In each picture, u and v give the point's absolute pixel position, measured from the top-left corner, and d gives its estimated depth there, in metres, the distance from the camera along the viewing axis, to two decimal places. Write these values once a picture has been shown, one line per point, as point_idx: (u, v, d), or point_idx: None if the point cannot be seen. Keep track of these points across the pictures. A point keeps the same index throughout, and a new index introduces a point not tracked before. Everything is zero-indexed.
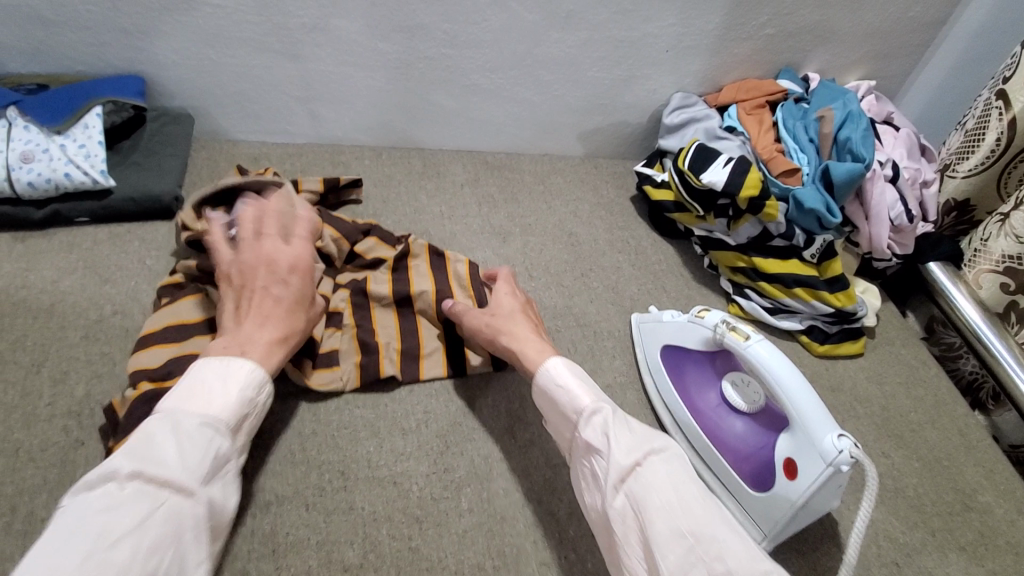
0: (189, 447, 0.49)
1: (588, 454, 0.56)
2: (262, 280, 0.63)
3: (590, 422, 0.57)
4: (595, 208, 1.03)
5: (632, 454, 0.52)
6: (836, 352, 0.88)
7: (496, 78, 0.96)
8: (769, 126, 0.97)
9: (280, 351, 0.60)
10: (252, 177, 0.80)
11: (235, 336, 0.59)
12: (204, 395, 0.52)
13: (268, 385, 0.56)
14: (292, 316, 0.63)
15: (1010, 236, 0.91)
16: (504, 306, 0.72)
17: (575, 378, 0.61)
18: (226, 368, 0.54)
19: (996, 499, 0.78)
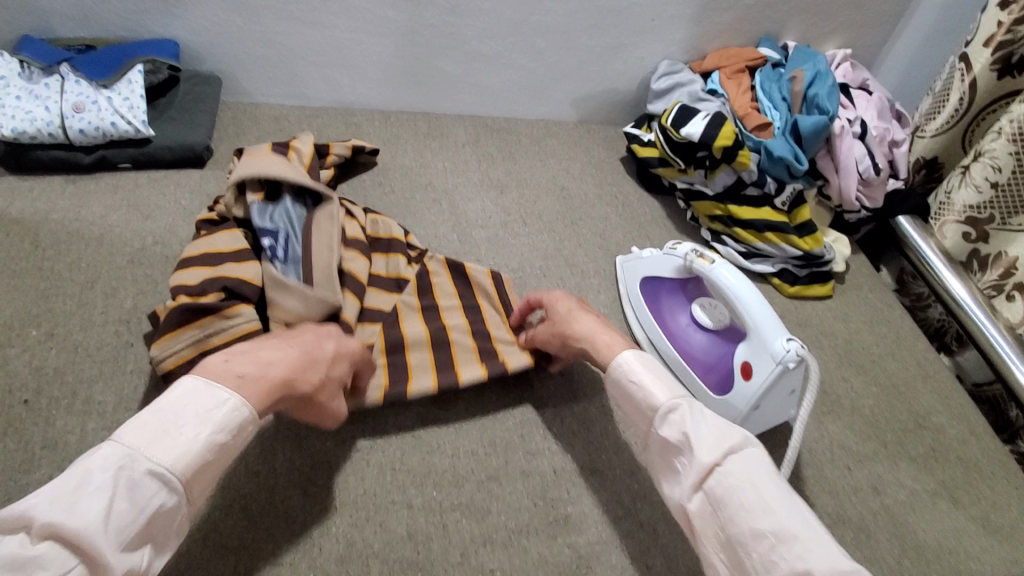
0: (123, 502, 0.43)
1: (668, 451, 0.55)
2: (311, 333, 0.62)
3: (664, 420, 0.55)
4: (586, 166, 1.12)
5: (713, 454, 0.51)
6: (806, 293, 0.96)
7: (495, 45, 1.05)
8: (747, 88, 1.05)
9: (274, 394, 0.54)
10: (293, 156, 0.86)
11: (250, 354, 0.55)
12: (163, 439, 0.46)
13: (240, 427, 0.50)
14: (307, 366, 0.58)
15: (971, 188, 0.98)
16: (562, 317, 0.71)
17: (650, 374, 0.59)
18: (206, 406, 0.49)
19: (949, 420, 0.85)
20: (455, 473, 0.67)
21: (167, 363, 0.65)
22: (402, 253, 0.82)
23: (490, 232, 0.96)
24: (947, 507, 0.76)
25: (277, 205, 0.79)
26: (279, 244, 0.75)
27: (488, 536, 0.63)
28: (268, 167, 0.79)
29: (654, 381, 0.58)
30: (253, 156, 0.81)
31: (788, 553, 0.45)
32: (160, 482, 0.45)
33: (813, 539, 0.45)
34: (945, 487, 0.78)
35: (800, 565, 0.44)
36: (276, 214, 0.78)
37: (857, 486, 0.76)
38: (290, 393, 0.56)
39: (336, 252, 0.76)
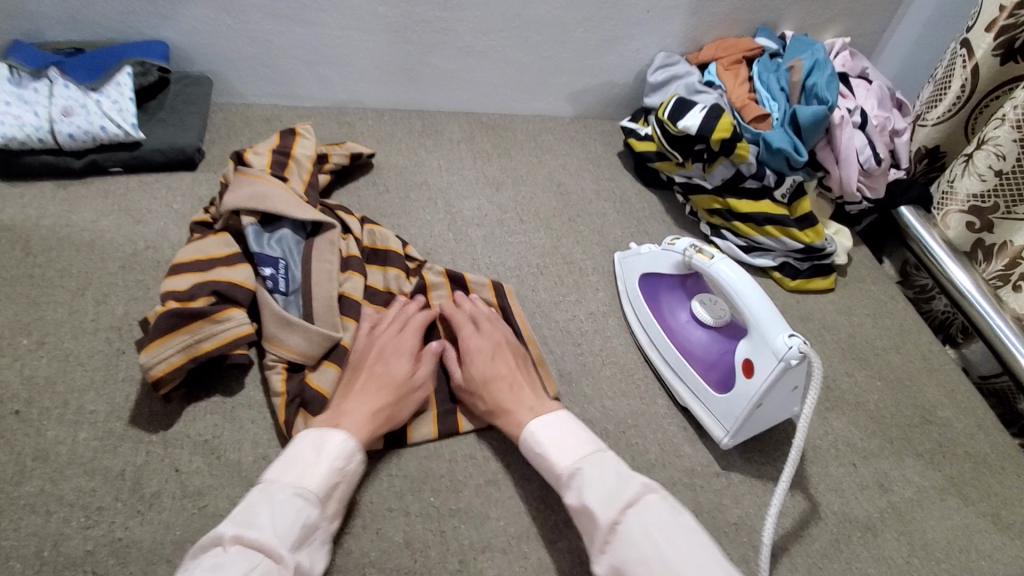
0: (283, 514, 0.52)
1: (579, 516, 0.58)
2: (370, 363, 0.68)
3: (568, 485, 0.59)
4: (583, 162, 1.10)
5: (610, 512, 0.55)
6: (807, 287, 0.95)
7: (489, 40, 1.03)
8: (745, 79, 1.03)
9: (373, 426, 0.62)
10: (294, 170, 0.85)
11: (336, 410, 0.63)
12: (301, 466, 0.56)
13: (357, 456, 0.59)
14: (385, 391, 0.65)
15: (975, 176, 0.96)
16: (483, 375, 0.69)
17: (555, 440, 0.62)
18: (323, 442, 0.58)
19: (955, 414, 0.84)
20: (453, 477, 0.66)
21: (157, 370, 0.63)
22: (399, 267, 0.80)
23: (487, 230, 0.95)
24: (955, 503, 0.74)
25: (276, 231, 0.77)
26: (280, 273, 0.74)
27: (488, 541, 0.62)
28: (265, 192, 0.77)
29: (557, 447, 0.62)
30: (248, 178, 0.78)
31: None
32: (304, 499, 0.54)
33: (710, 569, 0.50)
34: (950, 482, 0.76)
35: None
36: (275, 241, 0.76)
37: (862, 483, 0.74)
38: (385, 420, 0.63)
39: (336, 282, 0.75)
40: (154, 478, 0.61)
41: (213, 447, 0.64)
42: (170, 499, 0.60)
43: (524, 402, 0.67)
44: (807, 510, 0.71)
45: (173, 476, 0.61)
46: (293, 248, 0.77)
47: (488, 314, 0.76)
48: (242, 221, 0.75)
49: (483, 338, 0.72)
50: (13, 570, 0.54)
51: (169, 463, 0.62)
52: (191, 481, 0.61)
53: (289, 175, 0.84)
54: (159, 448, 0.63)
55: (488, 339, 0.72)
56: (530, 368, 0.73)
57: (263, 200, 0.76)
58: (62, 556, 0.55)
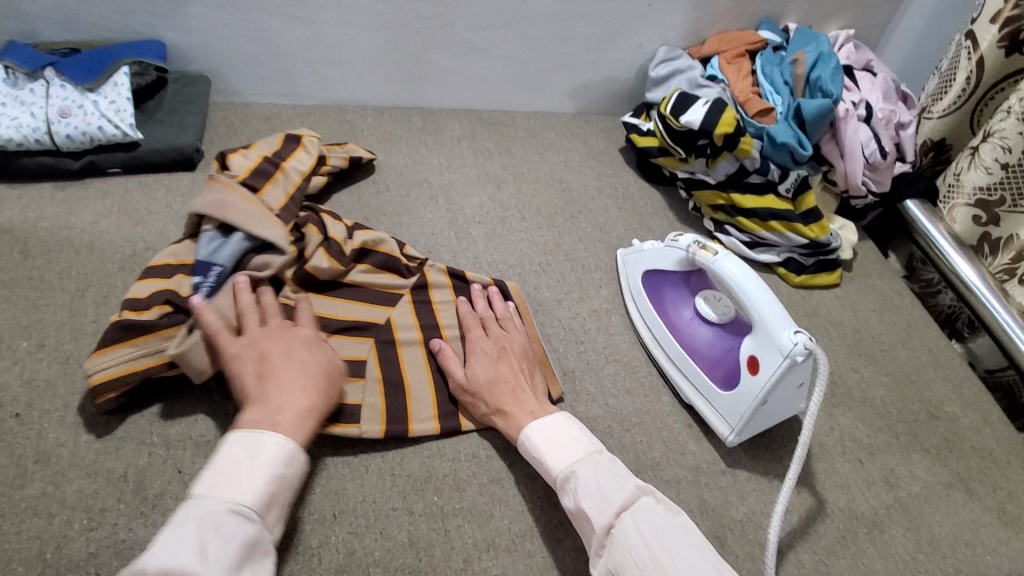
0: (216, 536, 0.49)
1: (575, 518, 0.59)
2: (280, 354, 0.64)
3: (564, 489, 0.59)
4: (585, 158, 1.09)
5: (605, 516, 0.56)
6: (813, 282, 0.94)
7: (489, 36, 1.02)
8: (748, 73, 1.02)
9: (313, 417, 0.60)
10: (278, 181, 0.82)
11: (263, 406, 0.59)
12: (234, 478, 0.53)
13: (299, 453, 0.57)
14: (313, 379, 0.63)
15: (981, 169, 0.95)
16: (484, 378, 0.68)
17: (551, 441, 0.62)
18: (258, 449, 0.55)
19: (963, 409, 0.82)
20: (456, 477, 0.66)
21: (95, 378, 0.61)
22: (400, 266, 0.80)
23: (487, 228, 0.94)
24: (963, 499, 0.73)
25: (230, 236, 0.73)
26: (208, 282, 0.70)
27: (491, 541, 0.62)
28: (229, 199, 0.74)
29: (553, 451, 0.62)
30: (218, 185, 0.76)
31: None
32: (240, 517, 0.51)
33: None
34: (959, 478, 0.75)
35: None
36: (225, 248, 0.72)
37: (870, 480, 0.73)
38: (320, 408, 0.61)
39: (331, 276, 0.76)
40: (157, 479, 0.61)
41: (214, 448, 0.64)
42: (173, 500, 0.60)
43: (524, 403, 0.67)
44: (813, 506, 0.69)
45: (175, 477, 0.61)
46: (244, 255, 0.73)
47: (501, 317, 0.77)
48: (202, 227, 0.73)
49: (491, 340, 0.73)
50: (15, 573, 0.54)
51: (172, 464, 0.62)
52: (192, 482, 0.61)
53: (269, 185, 0.80)
54: (161, 449, 0.63)
55: (494, 342, 0.73)
56: (535, 371, 0.73)
57: (227, 209, 0.73)
58: (65, 558, 0.55)
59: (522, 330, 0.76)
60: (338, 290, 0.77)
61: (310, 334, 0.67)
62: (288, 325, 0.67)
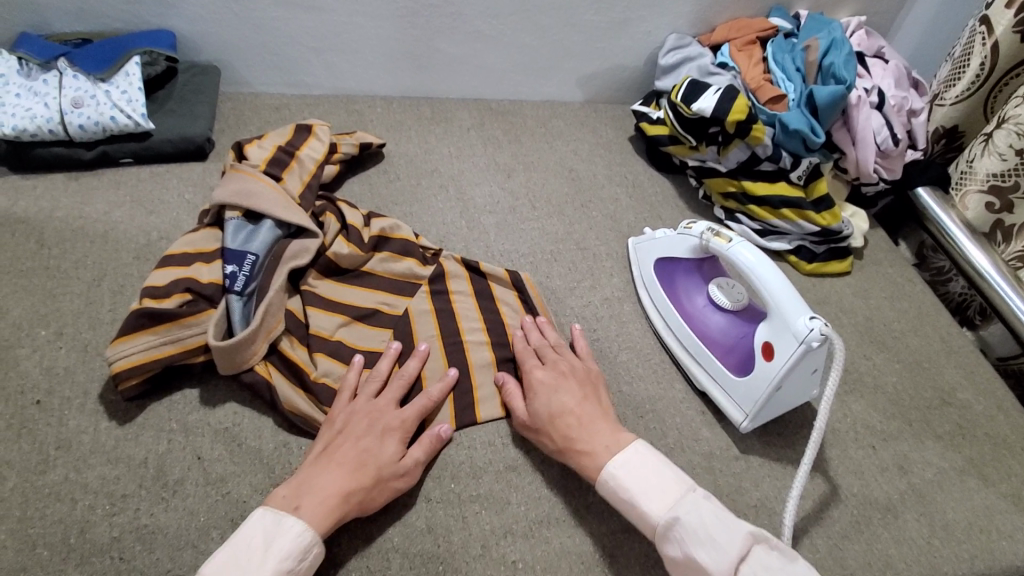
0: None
1: (685, 569, 0.56)
2: (356, 433, 0.62)
3: (668, 537, 0.56)
4: (595, 147, 1.09)
5: (724, 567, 0.53)
6: (824, 270, 0.93)
7: (498, 24, 1.02)
8: (759, 60, 1.02)
9: (338, 511, 0.56)
10: (297, 169, 0.83)
11: (301, 483, 0.58)
12: (244, 566, 0.51)
13: (316, 547, 0.54)
14: (362, 470, 0.59)
15: (995, 156, 0.94)
16: (550, 410, 0.66)
17: (638, 483, 0.60)
18: (275, 536, 0.53)
19: (976, 396, 0.81)
20: (472, 464, 0.66)
21: (117, 365, 0.62)
22: (416, 254, 0.81)
23: (498, 217, 0.94)
24: (977, 485, 0.73)
25: (259, 225, 0.75)
26: (241, 273, 0.70)
27: (508, 526, 0.62)
28: (253, 188, 0.76)
29: (644, 490, 0.59)
30: (240, 174, 0.78)
31: None
32: None
33: None
34: (972, 465, 0.74)
35: None
36: (254, 235, 0.74)
37: (883, 466, 0.73)
38: (355, 504, 0.57)
39: (355, 266, 0.78)
40: (176, 466, 0.61)
41: (232, 435, 0.64)
42: (193, 486, 0.60)
43: (597, 436, 0.63)
44: (826, 492, 0.69)
45: (195, 464, 0.62)
46: (272, 244, 0.75)
47: (554, 344, 0.74)
48: (226, 215, 0.75)
49: (550, 369, 0.70)
50: (40, 557, 0.55)
51: (191, 450, 0.62)
52: (212, 469, 0.62)
53: (286, 174, 0.82)
54: (180, 436, 0.63)
55: (553, 372, 0.70)
56: (600, 392, 0.70)
57: (251, 198, 0.75)
58: (88, 543, 0.56)
59: (579, 355, 0.74)
60: (357, 278, 0.78)
61: (391, 421, 0.64)
62: (378, 408, 0.65)
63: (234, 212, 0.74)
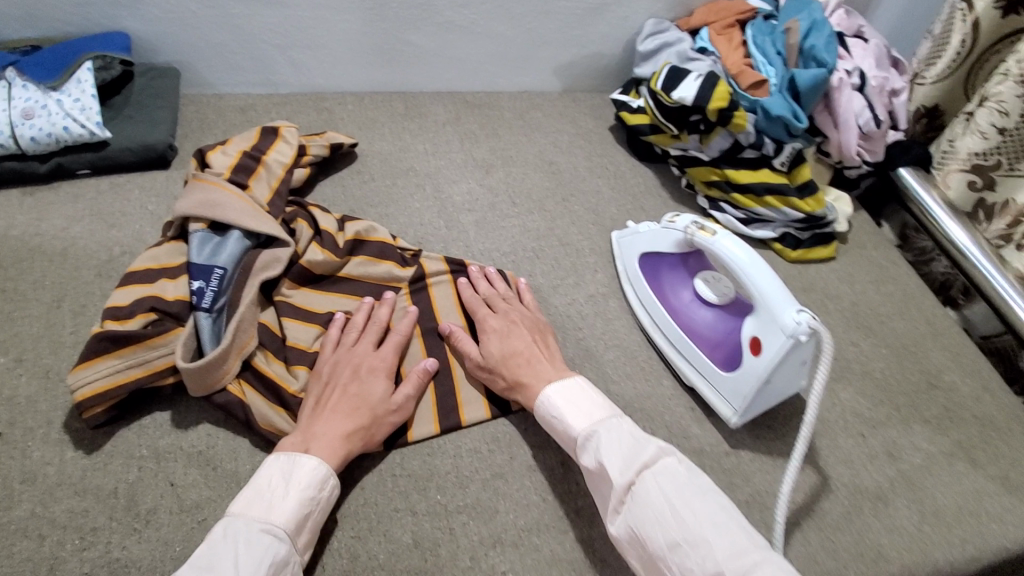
0: (247, 556, 0.50)
1: (594, 478, 0.59)
2: (343, 381, 0.64)
3: (584, 447, 0.59)
4: (574, 138, 1.07)
5: (626, 474, 0.55)
6: (809, 257, 0.92)
7: (471, 14, 0.98)
8: (739, 44, 0.99)
9: (344, 449, 0.59)
10: (265, 175, 0.80)
11: (303, 431, 0.60)
12: (266, 500, 0.54)
13: (331, 480, 0.57)
14: (358, 412, 0.62)
15: (977, 134, 0.93)
16: (498, 351, 0.69)
17: (569, 404, 0.63)
18: (292, 469, 0.56)
19: (962, 378, 0.81)
20: (458, 474, 0.65)
21: (80, 393, 0.59)
22: (395, 257, 0.79)
23: (477, 215, 0.92)
24: (965, 468, 0.73)
25: (226, 236, 0.72)
26: (210, 288, 0.67)
27: (498, 536, 0.61)
28: (218, 198, 0.73)
29: (572, 409, 0.62)
30: (203, 184, 0.74)
31: (700, 557, 0.51)
32: (272, 536, 0.52)
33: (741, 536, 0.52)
34: (961, 448, 0.74)
35: (710, 565, 0.50)
36: (221, 248, 0.71)
37: (873, 454, 0.72)
38: (359, 441, 0.61)
39: (332, 270, 0.76)
40: (148, 494, 0.59)
41: (207, 458, 0.62)
42: (167, 515, 0.58)
43: (539, 372, 0.67)
44: (818, 483, 0.69)
45: (168, 491, 0.59)
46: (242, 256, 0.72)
47: (505, 295, 0.76)
48: (190, 228, 0.71)
49: (500, 315, 0.73)
50: None
51: (163, 477, 0.60)
52: (187, 494, 0.59)
53: (254, 181, 0.78)
54: (151, 463, 0.61)
55: (503, 317, 0.73)
56: (549, 339, 0.72)
57: (216, 209, 0.72)
58: None
59: (528, 304, 0.77)
60: (334, 285, 0.76)
61: (374, 362, 0.66)
62: (359, 352, 0.67)
63: (198, 225, 0.71)
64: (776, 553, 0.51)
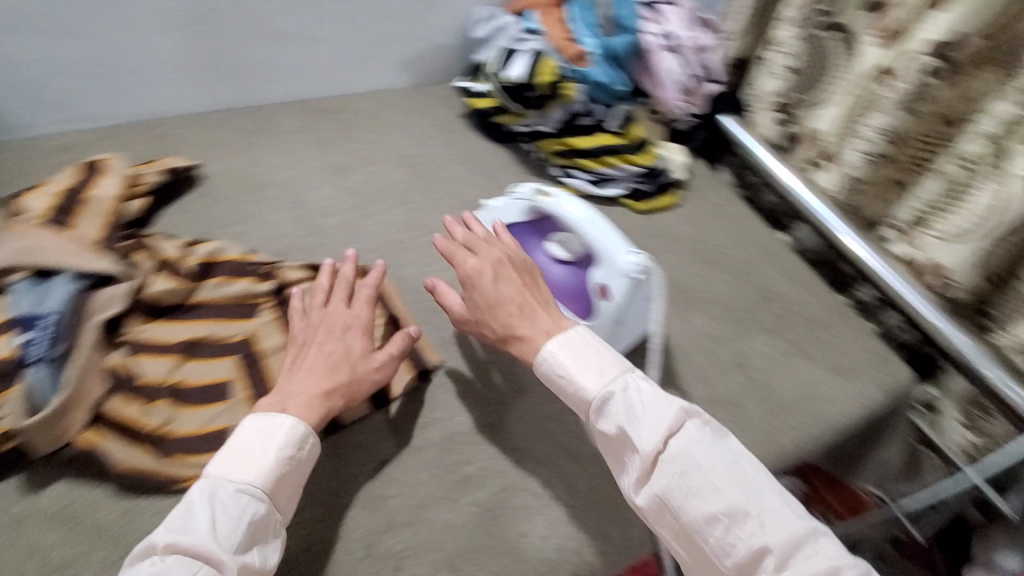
0: (224, 515, 0.52)
1: (613, 441, 0.60)
2: (319, 340, 0.67)
3: (601, 411, 0.60)
4: (429, 129, 1.09)
5: (654, 442, 0.57)
6: (654, 206, 1.01)
7: (298, 20, 0.97)
8: (562, 21, 1.05)
9: (324, 407, 0.62)
10: (93, 210, 0.77)
11: (279, 393, 0.62)
12: (245, 461, 0.56)
13: (311, 439, 0.59)
14: (334, 370, 0.64)
15: (776, 77, 1.06)
16: (488, 300, 0.68)
17: (572, 363, 0.63)
18: (271, 430, 0.58)
19: (791, 288, 0.93)
20: (345, 471, 0.66)
21: None
22: (251, 272, 0.78)
23: (339, 218, 0.92)
24: (800, 362, 0.84)
25: (52, 282, 0.68)
26: (39, 340, 0.64)
27: (390, 520, 0.62)
28: (39, 243, 0.70)
29: (579, 366, 0.63)
30: (19, 230, 0.71)
31: (741, 529, 0.54)
32: (249, 496, 0.54)
33: (783, 512, 0.55)
34: (796, 346, 0.85)
35: (758, 542, 0.53)
36: (48, 296, 0.67)
37: (725, 367, 0.81)
38: (338, 398, 0.63)
39: (182, 297, 0.75)
40: (6, 567, 0.57)
41: (68, 515, 0.60)
42: None
43: (540, 325, 0.66)
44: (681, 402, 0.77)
45: (28, 558, 0.58)
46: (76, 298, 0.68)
47: (484, 236, 0.74)
48: (10, 280, 0.68)
49: (482, 258, 0.70)
50: None
51: (21, 544, 0.58)
52: (49, 556, 0.58)
53: (81, 219, 0.76)
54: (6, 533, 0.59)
55: (488, 260, 0.70)
56: (538, 281, 0.72)
57: (40, 253, 0.69)
58: None
59: (507, 243, 0.74)
60: (186, 313, 0.74)
61: (348, 319, 0.69)
62: (334, 311, 0.69)
63: (21, 275, 0.68)
64: (819, 526, 0.55)
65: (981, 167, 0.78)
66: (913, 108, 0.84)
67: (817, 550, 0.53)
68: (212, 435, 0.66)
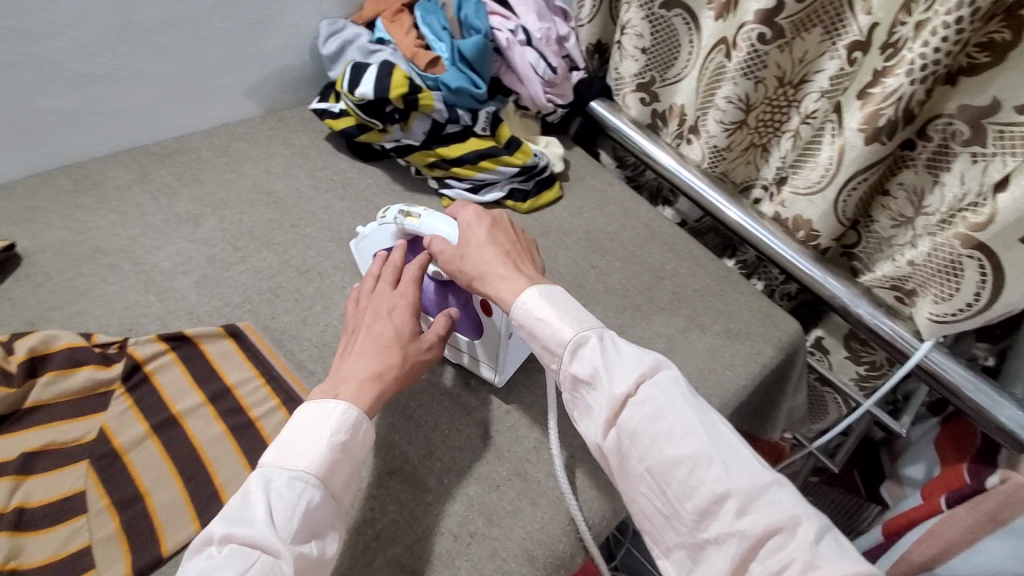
0: (280, 502, 0.51)
1: (582, 384, 0.58)
2: (367, 325, 0.67)
3: (575, 352, 0.58)
4: (290, 158, 1.01)
5: (626, 384, 0.56)
6: (539, 203, 0.99)
7: (107, 60, 0.85)
8: (410, 27, 1.00)
9: (374, 390, 0.61)
10: None
11: (333, 379, 0.62)
12: (299, 449, 0.55)
13: (364, 424, 0.58)
14: (386, 351, 0.64)
15: (632, 58, 1.03)
16: (478, 243, 0.68)
17: (551, 310, 0.61)
18: (325, 415, 0.57)
19: (679, 263, 0.95)
20: None
21: None
22: (95, 359, 0.70)
23: (196, 274, 0.83)
24: (697, 335, 0.86)
25: None
26: None
27: None
28: None
29: (558, 313, 0.60)
30: None
31: (703, 473, 0.52)
32: (303, 483, 0.53)
33: (750, 462, 0.53)
34: (690, 320, 0.87)
35: (719, 487, 0.51)
36: None
37: None
38: (390, 381, 0.62)
39: (13, 404, 0.65)
40: None
41: None
42: None
43: (523, 271, 0.65)
44: None
45: None
46: None
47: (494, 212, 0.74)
48: None
49: (482, 210, 0.72)
50: None
51: None
52: None
53: None
54: None
55: (483, 211, 0.72)
56: (529, 246, 0.72)
57: None
58: None
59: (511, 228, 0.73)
60: (21, 422, 0.65)
61: (391, 302, 0.68)
62: (380, 294, 0.69)
63: None
64: (783, 478, 0.53)
65: (824, 121, 0.82)
66: (753, 75, 0.86)
67: (779, 497, 0.51)
68: (69, 557, 0.57)
